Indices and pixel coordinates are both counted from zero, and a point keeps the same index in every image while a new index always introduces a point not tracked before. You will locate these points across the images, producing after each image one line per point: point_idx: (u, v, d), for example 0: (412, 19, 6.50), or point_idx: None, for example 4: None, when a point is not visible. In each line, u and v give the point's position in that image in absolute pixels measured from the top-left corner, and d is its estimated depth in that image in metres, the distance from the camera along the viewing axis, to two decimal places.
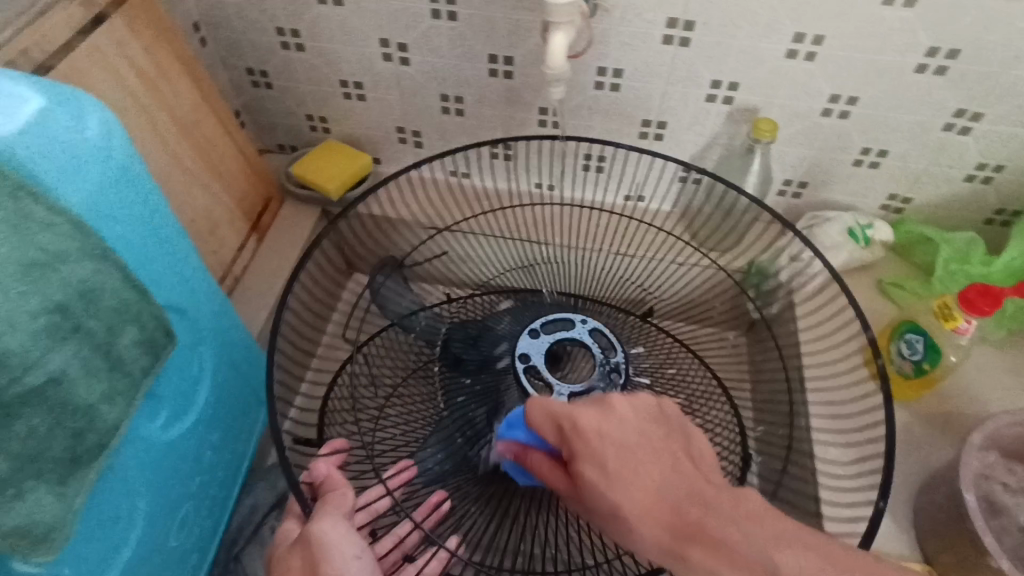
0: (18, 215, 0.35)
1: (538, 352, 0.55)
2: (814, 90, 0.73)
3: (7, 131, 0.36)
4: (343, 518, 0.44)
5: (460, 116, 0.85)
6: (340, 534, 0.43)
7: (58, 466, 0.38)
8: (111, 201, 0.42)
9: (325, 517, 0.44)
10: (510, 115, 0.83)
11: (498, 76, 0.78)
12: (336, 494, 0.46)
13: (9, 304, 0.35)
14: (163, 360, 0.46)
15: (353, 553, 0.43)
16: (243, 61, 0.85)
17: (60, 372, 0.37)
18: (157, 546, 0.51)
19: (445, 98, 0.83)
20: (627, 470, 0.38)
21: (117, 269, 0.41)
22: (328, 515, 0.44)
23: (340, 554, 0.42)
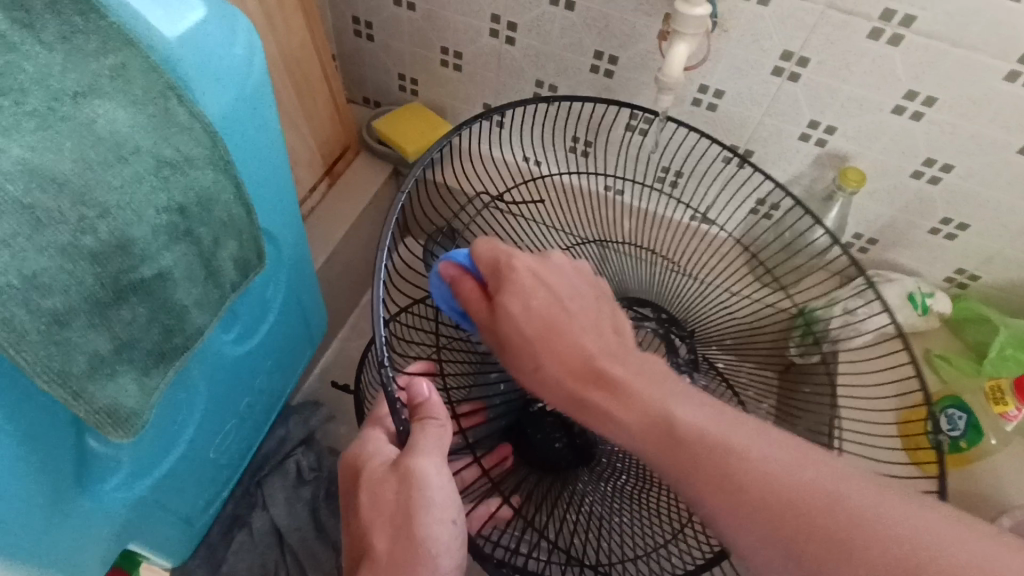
0: (165, 112, 0.37)
1: None
2: (910, 149, 0.69)
3: (169, 31, 0.38)
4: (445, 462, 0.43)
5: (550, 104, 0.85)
6: (443, 483, 0.42)
7: (146, 358, 0.38)
8: (239, 117, 0.43)
9: (426, 456, 0.42)
10: (599, 113, 0.83)
11: (598, 73, 0.79)
12: (436, 426, 0.43)
13: (141, 194, 0.36)
14: (249, 279, 0.47)
15: (447, 509, 0.42)
16: (352, 9, 0.86)
17: (168, 270, 0.38)
18: (201, 454, 0.52)
19: (540, 84, 0.84)
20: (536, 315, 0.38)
21: (232, 184, 0.42)
22: (429, 455, 0.42)
23: (436, 501, 0.42)
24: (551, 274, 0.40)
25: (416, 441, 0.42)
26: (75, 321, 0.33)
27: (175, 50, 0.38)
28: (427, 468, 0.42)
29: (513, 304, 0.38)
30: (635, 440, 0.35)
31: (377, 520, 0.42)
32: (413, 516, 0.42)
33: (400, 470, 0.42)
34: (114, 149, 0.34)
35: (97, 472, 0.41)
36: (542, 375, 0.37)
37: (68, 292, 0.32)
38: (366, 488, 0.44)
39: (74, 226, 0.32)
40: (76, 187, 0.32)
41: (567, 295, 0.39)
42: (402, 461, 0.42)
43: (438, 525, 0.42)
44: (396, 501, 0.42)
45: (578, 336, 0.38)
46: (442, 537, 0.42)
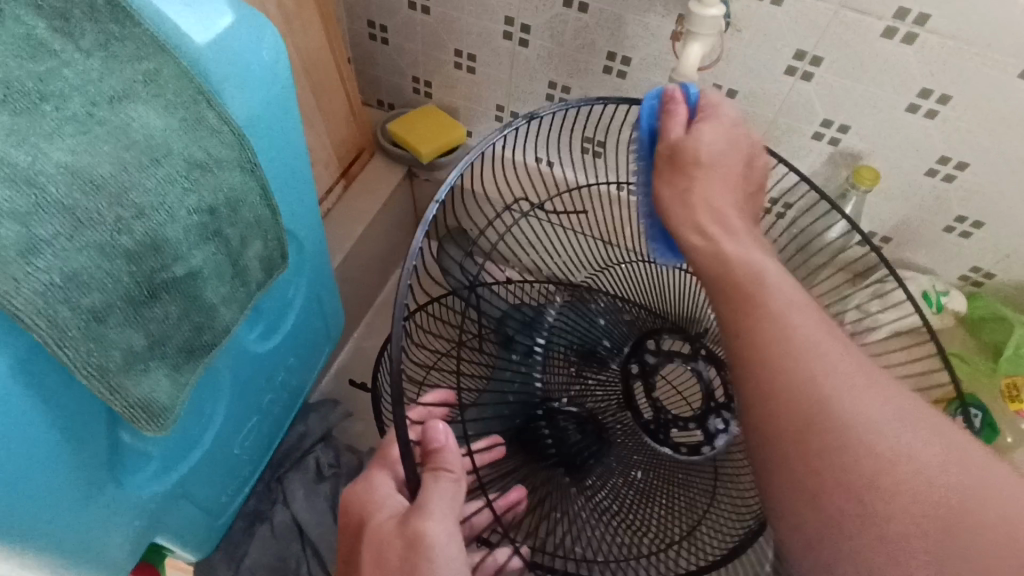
0: (195, 116, 0.38)
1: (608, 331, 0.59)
2: (924, 147, 0.69)
3: (199, 37, 0.39)
4: (457, 523, 0.37)
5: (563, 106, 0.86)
6: (454, 548, 0.36)
7: (178, 355, 0.39)
8: (265, 120, 0.45)
9: (437, 517, 0.37)
10: (612, 114, 0.84)
11: (611, 74, 0.80)
12: (449, 481, 0.39)
13: (174, 195, 0.37)
14: (273, 278, 0.48)
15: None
16: (367, 13, 0.87)
17: (198, 269, 0.39)
18: (225, 450, 0.53)
19: (553, 85, 0.85)
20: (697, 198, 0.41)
21: (259, 186, 0.43)
22: (440, 516, 0.37)
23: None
24: (723, 161, 0.42)
25: (425, 497, 0.38)
26: (112, 318, 0.34)
27: (204, 55, 0.39)
28: (435, 531, 0.36)
29: (719, 199, 0.41)
30: (725, 271, 0.38)
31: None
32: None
33: (408, 532, 0.37)
34: (148, 151, 0.35)
35: (129, 464, 0.42)
36: (669, 198, 0.43)
37: (107, 290, 0.33)
38: (368, 556, 0.37)
39: (112, 226, 0.33)
40: (113, 188, 0.33)
41: (727, 151, 0.43)
42: (409, 521, 0.37)
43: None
44: (401, 567, 0.36)
45: (705, 193, 0.41)
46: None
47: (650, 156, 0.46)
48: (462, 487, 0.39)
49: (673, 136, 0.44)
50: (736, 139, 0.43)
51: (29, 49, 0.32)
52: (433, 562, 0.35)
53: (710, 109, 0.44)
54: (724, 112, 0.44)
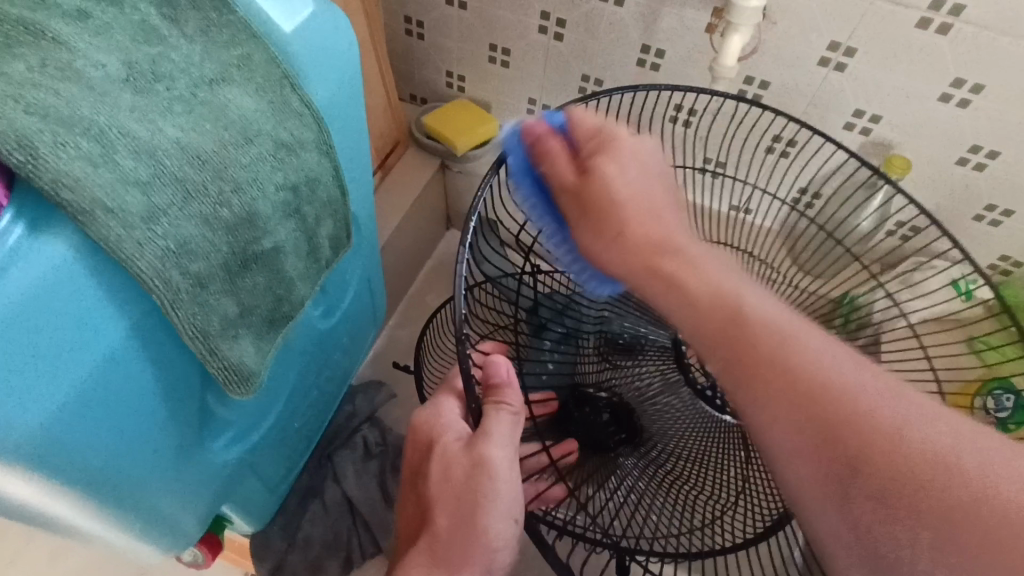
0: (281, 100, 0.41)
1: None
2: (956, 137, 0.71)
3: (285, 27, 0.42)
4: (515, 450, 0.40)
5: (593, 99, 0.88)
6: (512, 471, 0.40)
7: (262, 324, 0.42)
8: (340, 106, 0.47)
9: (497, 442, 0.40)
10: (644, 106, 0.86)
11: (645, 67, 0.82)
12: (508, 419, 0.41)
13: (264, 172, 0.39)
14: (339, 257, 0.51)
15: (514, 506, 0.40)
16: (404, 9, 0.90)
17: (281, 244, 0.42)
18: (287, 423, 0.56)
19: (586, 79, 0.87)
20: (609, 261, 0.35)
21: (332, 167, 0.46)
22: (502, 443, 0.40)
23: (501, 494, 0.39)
24: (639, 191, 0.35)
25: (489, 426, 0.40)
26: (212, 285, 0.37)
27: (289, 42, 0.42)
28: (499, 456, 0.40)
29: (610, 166, 0.36)
30: (700, 320, 0.31)
31: (443, 499, 0.40)
32: (482, 503, 0.39)
33: (473, 453, 0.40)
34: (243, 131, 0.38)
35: (212, 430, 0.45)
36: (593, 247, 0.35)
37: (208, 258, 0.36)
38: (439, 462, 0.41)
39: (215, 198, 0.36)
40: (215, 164, 0.36)
41: (643, 181, 0.36)
42: (476, 443, 0.40)
43: (501, 523, 0.39)
44: (467, 482, 0.40)
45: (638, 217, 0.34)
46: (503, 533, 0.39)
47: (551, 212, 0.39)
48: (521, 424, 0.41)
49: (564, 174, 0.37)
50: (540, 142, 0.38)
51: (144, 34, 0.35)
52: (494, 482, 0.39)
53: (583, 130, 0.38)
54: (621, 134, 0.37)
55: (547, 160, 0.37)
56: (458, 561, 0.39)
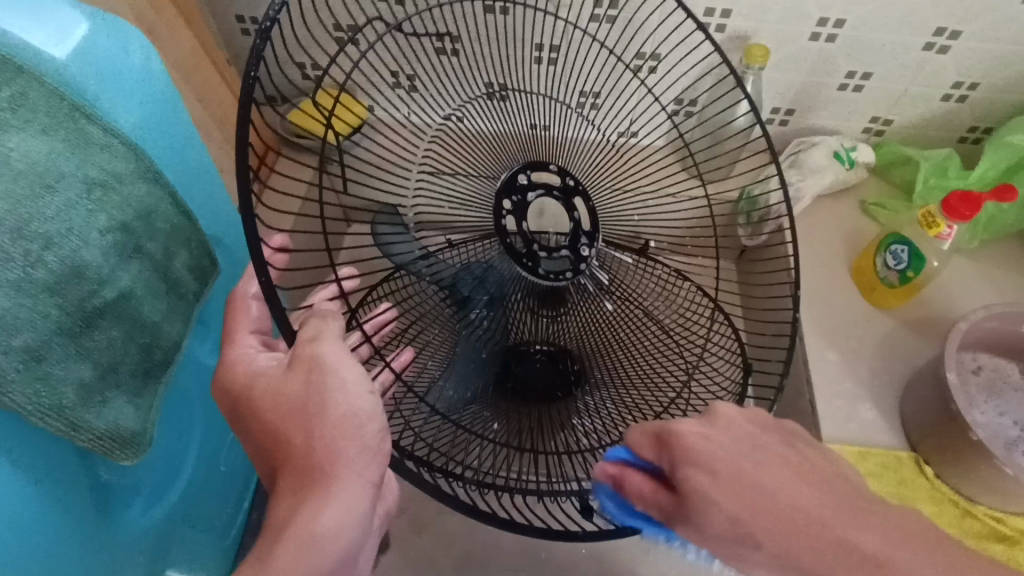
0: (79, 133, 0.36)
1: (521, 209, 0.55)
2: (803, 13, 0.70)
3: (58, 53, 0.37)
4: (340, 335, 0.38)
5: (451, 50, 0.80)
6: (347, 355, 0.37)
7: (133, 379, 0.39)
8: (156, 130, 0.44)
9: (324, 338, 0.37)
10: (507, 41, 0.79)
11: None
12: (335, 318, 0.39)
13: (81, 219, 0.35)
14: (210, 285, 0.47)
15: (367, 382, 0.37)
16: (232, 7, 0.80)
17: (128, 289, 0.38)
18: (213, 466, 0.53)
19: None
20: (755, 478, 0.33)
21: (167, 194, 0.42)
22: (329, 337, 0.37)
23: (347, 383, 0.36)
24: (714, 440, 0.35)
25: (310, 330, 0.38)
26: (51, 353, 0.33)
27: (67, 69, 0.38)
28: (326, 346, 0.37)
29: (697, 478, 0.33)
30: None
31: (283, 417, 0.36)
32: (322, 404, 0.36)
33: (298, 360, 0.37)
34: (39, 179, 0.34)
35: (118, 501, 0.42)
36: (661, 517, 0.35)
37: (37, 327, 0.33)
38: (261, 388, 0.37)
39: (22, 262, 0.32)
40: (14, 223, 0.32)
41: (722, 456, 0.34)
42: (298, 351, 0.37)
43: (361, 399, 0.36)
44: (300, 390, 0.36)
45: (797, 503, 0.33)
46: (364, 407, 0.36)
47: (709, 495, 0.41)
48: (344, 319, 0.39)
49: (660, 498, 0.35)
50: (660, 434, 0.36)
51: None
52: (334, 372, 0.36)
53: (637, 437, 0.37)
54: (686, 432, 0.34)
55: (637, 497, 0.36)
56: (324, 460, 0.36)
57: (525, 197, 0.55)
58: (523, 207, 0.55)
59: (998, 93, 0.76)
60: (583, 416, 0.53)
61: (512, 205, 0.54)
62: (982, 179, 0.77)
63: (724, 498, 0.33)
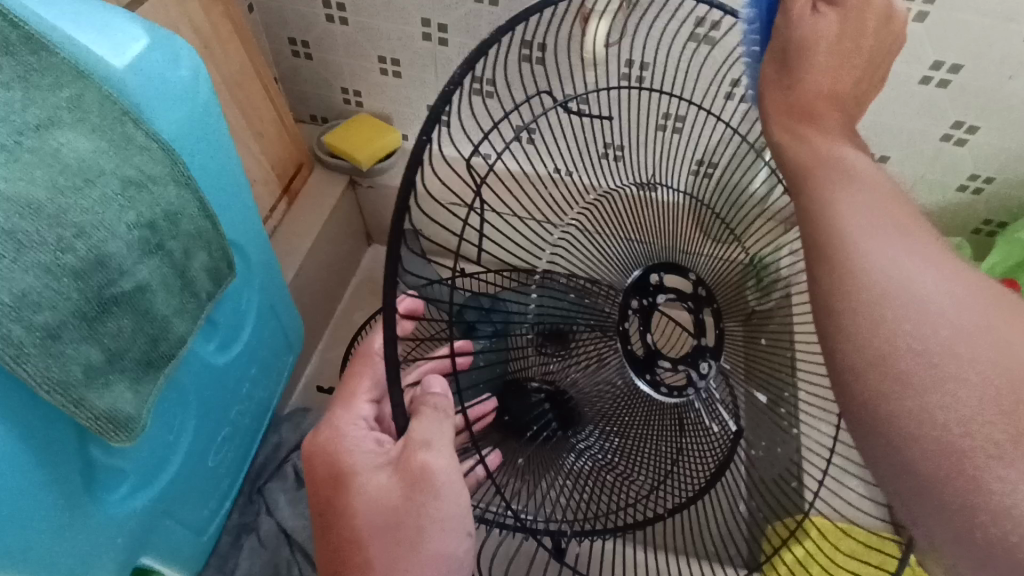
0: (123, 136, 0.40)
1: (649, 311, 0.52)
2: None
3: (116, 61, 0.41)
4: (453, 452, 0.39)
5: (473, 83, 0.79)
6: (453, 480, 0.39)
7: (136, 367, 0.41)
8: (194, 137, 0.47)
9: (437, 451, 0.39)
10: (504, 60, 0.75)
11: None
12: (435, 422, 0.40)
13: (112, 213, 0.38)
14: (223, 288, 0.50)
15: (466, 520, 0.39)
16: (286, 30, 0.85)
17: (145, 282, 0.41)
18: (200, 462, 0.55)
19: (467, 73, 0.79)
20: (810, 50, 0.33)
21: (195, 198, 0.45)
22: (437, 448, 0.39)
23: (446, 511, 0.38)
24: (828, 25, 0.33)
25: (422, 434, 0.39)
26: (66, 334, 0.36)
27: (121, 77, 0.42)
28: (439, 466, 0.39)
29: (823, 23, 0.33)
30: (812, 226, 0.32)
31: (378, 529, 0.39)
32: (421, 526, 0.38)
33: (408, 470, 0.39)
34: (81, 174, 0.37)
35: (105, 482, 0.44)
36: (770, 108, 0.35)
37: (57, 308, 0.35)
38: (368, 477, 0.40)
39: (54, 246, 0.35)
40: (51, 211, 0.35)
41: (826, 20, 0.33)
42: (411, 459, 0.39)
43: (447, 531, 0.38)
44: (404, 504, 0.38)
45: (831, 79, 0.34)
46: (456, 550, 0.38)
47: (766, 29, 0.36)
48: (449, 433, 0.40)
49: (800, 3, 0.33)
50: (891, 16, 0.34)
51: None
52: (440, 497, 0.38)
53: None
54: None
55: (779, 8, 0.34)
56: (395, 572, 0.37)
57: (655, 301, 0.52)
58: (650, 311, 0.52)
59: (1015, 188, 0.74)
60: (577, 455, 0.54)
61: (637, 308, 0.52)
62: (989, 272, 0.76)
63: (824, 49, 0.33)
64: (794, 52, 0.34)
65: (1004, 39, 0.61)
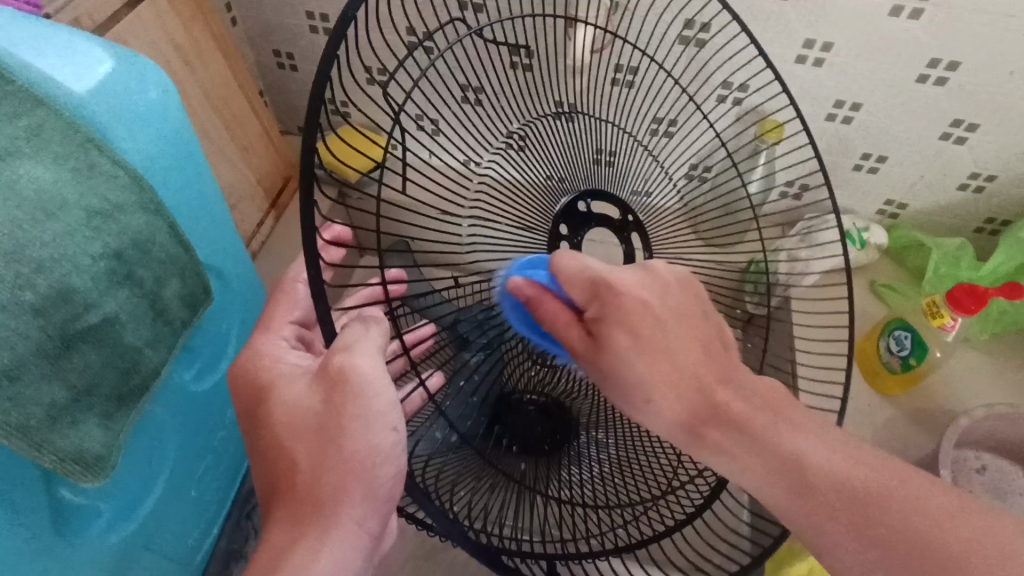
0: (87, 164, 0.38)
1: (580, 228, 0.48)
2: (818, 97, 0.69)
3: (78, 87, 0.40)
4: (380, 354, 0.36)
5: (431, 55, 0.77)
6: (379, 378, 0.35)
7: (107, 403, 0.40)
8: (164, 160, 0.46)
9: (359, 350, 0.36)
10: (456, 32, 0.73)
11: None
12: (357, 330, 0.37)
13: (75, 245, 0.37)
14: (200, 315, 0.48)
15: (392, 419, 0.36)
16: (271, 42, 0.83)
17: (113, 315, 0.39)
18: (182, 492, 0.53)
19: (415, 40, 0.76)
20: (661, 344, 0.34)
21: (166, 224, 0.43)
22: (361, 349, 0.36)
23: (374, 409, 0.35)
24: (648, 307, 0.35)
25: (348, 338, 0.36)
26: (27, 374, 0.35)
27: (83, 103, 0.40)
28: (360, 366, 0.36)
29: (620, 338, 0.34)
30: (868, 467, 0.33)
31: (293, 442, 0.36)
32: (344, 429, 0.35)
33: (329, 374, 0.36)
34: (42, 206, 0.36)
35: (79, 521, 0.42)
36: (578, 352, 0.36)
37: (17, 348, 0.34)
38: (271, 400, 0.37)
39: (11, 284, 0.34)
40: (8, 247, 0.34)
41: (647, 335, 0.34)
42: (331, 363, 0.36)
43: (378, 441, 0.35)
44: (323, 410, 0.36)
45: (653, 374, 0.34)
46: (383, 447, 0.36)
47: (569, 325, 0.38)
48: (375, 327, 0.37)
49: (620, 254, 0.36)
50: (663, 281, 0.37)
51: None
52: (364, 398, 0.35)
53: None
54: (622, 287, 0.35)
55: (551, 326, 0.37)
56: (327, 514, 0.35)
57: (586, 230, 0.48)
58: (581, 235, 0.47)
59: (1019, 187, 0.72)
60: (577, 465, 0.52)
61: (567, 227, 0.47)
62: (995, 273, 0.73)
63: (640, 363, 0.34)
64: (594, 346, 0.35)
65: (1003, 35, 0.59)
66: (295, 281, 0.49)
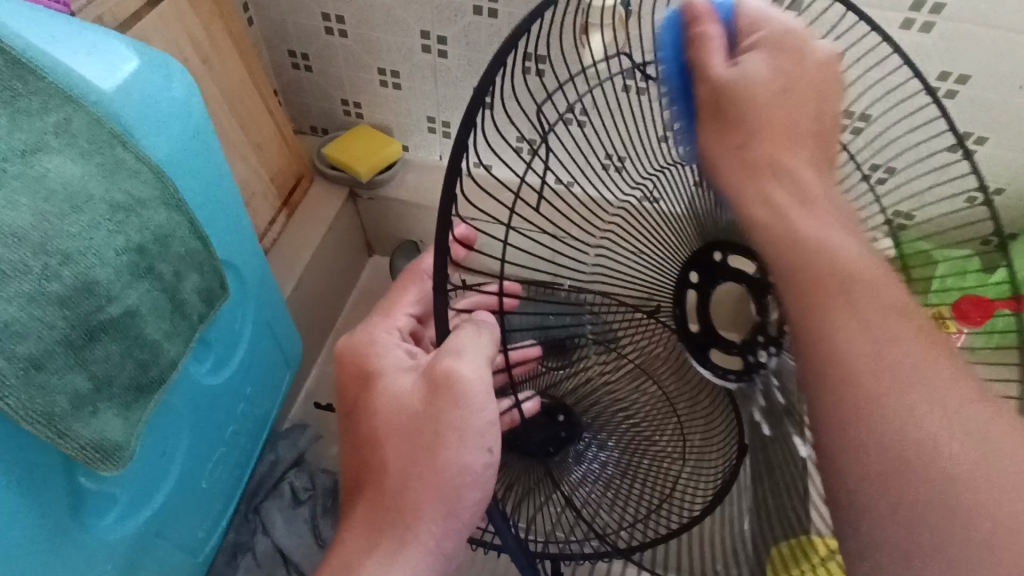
0: (112, 160, 0.39)
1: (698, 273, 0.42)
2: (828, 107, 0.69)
3: (105, 84, 0.41)
4: (488, 362, 0.35)
5: (444, 58, 0.78)
6: (483, 390, 0.35)
7: (125, 393, 0.41)
8: (185, 156, 0.47)
9: (466, 358, 0.35)
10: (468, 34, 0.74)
11: (483, 16, 0.72)
12: (469, 333, 0.36)
13: (100, 238, 0.38)
14: (216, 310, 0.49)
15: (488, 434, 0.36)
16: (287, 43, 0.84)
17: (134, 307, 0.40)
18: (194, 484, 0.54)
19: (426, 41, 0.77)
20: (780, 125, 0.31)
21: (186, 220, 0.44)
22: (467, 357, 0.35)
23: (473, 423, 0.36)
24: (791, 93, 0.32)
25: (457, 343, 0.36)
26: (51, 363, 0.35)
27: (110, 100, 0.41)
28: (467, 375, 0.35)
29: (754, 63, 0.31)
30: None
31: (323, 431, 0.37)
32: (441, 438, 0.36)
33: (433, 378, 0.36)
34: (68, 200, 0.36)
35: (94, 508, 0.43)
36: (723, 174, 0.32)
37: (42, 337, 0.35)
38: (379, 387, 0.39)
39: (38, 274, 0.35)
40: (37, 238, 0.35)
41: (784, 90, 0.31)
42: (438, 368, 0.36)
43: (472, 456, 0.36)
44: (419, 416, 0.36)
45: (789, 122, 0.32)
46: (473, 464, 0.36)
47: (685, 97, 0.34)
48: (486, 328, 0.36)
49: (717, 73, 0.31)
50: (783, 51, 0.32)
51: None
52: (466, 408, 0.35)
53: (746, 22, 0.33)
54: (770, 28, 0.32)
55: (704, 54, 0.32)
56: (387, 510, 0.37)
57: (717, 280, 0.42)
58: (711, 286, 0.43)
59: None
60: (580, 464, 0.52)
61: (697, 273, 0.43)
62: None
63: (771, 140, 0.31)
64: (727, 123, 0.32)
65: (1013, 49, 0.60)
66: (424, 275, 0.50)
